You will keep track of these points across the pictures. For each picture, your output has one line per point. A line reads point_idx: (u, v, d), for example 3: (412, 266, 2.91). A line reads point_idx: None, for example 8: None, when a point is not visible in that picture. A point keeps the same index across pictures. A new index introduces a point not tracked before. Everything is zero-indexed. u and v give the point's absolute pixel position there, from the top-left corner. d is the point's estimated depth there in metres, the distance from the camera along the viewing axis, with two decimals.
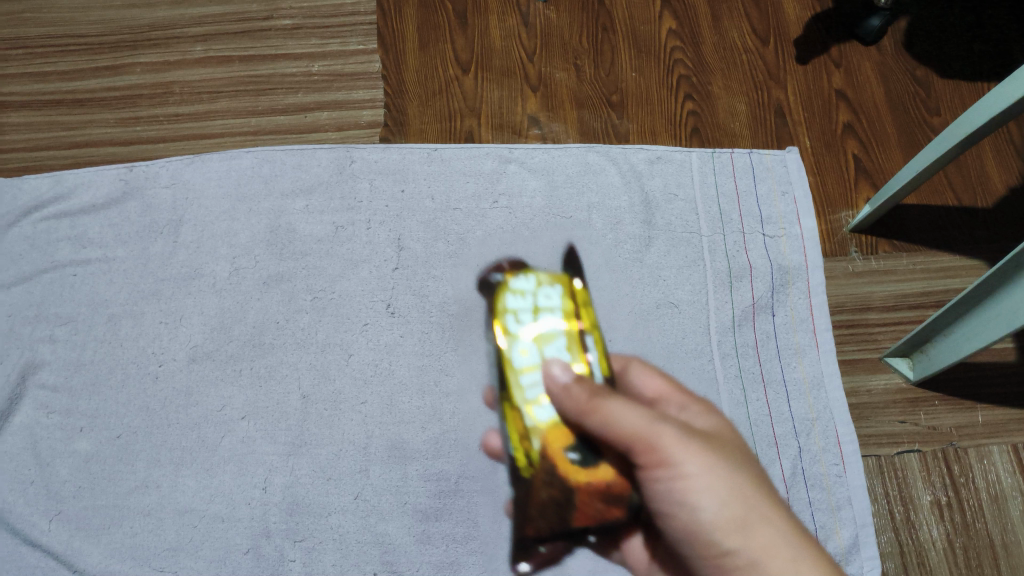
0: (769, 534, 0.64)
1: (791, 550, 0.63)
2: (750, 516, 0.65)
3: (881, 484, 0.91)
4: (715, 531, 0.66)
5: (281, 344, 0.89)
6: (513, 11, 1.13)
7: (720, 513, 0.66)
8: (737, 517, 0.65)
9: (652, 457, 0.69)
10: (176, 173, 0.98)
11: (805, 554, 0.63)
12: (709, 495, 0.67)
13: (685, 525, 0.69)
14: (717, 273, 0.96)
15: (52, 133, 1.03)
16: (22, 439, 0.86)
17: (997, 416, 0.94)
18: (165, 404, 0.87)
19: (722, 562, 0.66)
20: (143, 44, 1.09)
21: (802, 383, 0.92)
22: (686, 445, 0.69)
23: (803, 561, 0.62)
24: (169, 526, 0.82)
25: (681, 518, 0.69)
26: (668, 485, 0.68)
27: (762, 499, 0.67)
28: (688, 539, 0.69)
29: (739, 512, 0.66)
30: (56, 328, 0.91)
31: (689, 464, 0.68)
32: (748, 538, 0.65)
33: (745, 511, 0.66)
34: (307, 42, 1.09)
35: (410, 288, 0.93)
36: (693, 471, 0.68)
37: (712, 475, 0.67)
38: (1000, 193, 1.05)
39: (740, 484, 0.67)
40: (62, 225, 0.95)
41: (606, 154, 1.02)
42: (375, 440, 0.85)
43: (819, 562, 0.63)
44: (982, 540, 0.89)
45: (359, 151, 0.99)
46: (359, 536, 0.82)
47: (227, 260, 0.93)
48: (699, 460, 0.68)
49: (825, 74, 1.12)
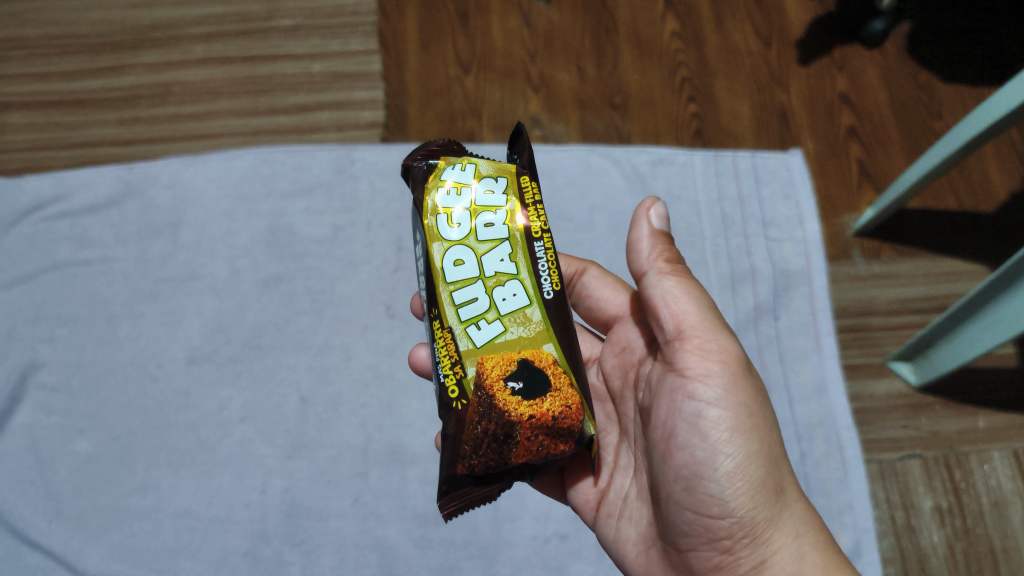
0: (781, 502, 0.56)
1: (796, 524, 0.56)
2: (774, 484, 0.56)
3: (882, 488, 0.91)
4: (728, 483, 0.55)
5: (280, 346, 0.89)
6: (515, 12, 1.13)
7: (740, 467, 0.55)
8: (757, 475, 0.55)
9: (697, 372, 0.57)
10: (176, 173, 0.97)
11: (809, 533, 0.56)
12: (740, 442, 0.55)
13: (700, 465, 0.56)
14: (720, 277, 0.96)
15: (52, 132, 1.02)
16: (21, 439, 0.85)
17: (998, 421, 0.94)
18: (164, 405, 0.86)
19: (715, 518, 0.56)
20: (144, 44, 1.08)
21: (805, 387, 0.91)
22: (734, 382, 0.56)
23: (803, 541, 0.56)
24: (168, 528, 0.81)
25: (698, 456, 0.56)
26: (695, 412, 0.56)
27: (794, 479, 0.58)
28: (686, 475, 0.56)
29: (760, 470, 0.56)
30: (55, 328, 0.90)
31: (730, 398, 0.56)
32: (756, 508, 0.55)
33: (766, 473, 0.56)
34: (308, 42, 1.09)
35: (410, 290, 0.92)
36: (734, 422, 0.56)
37: (754, 428, 0.56)
38: (1003, 198, 1.05)
39: (772, 444, 0.57)
40: (62, 224, 0.95)
41: (608, 156, 1.01)
42: (375, 443, 0.85)
43: (819, 550, 0.56)
44: (983, 545, 0.88)
45: (359, 152, 0.99)
46: (358, 539, 0.81)
47: (226, 260, 0.93)
48: (744, 402, 0.56)
49: (828, 77, 1.11)
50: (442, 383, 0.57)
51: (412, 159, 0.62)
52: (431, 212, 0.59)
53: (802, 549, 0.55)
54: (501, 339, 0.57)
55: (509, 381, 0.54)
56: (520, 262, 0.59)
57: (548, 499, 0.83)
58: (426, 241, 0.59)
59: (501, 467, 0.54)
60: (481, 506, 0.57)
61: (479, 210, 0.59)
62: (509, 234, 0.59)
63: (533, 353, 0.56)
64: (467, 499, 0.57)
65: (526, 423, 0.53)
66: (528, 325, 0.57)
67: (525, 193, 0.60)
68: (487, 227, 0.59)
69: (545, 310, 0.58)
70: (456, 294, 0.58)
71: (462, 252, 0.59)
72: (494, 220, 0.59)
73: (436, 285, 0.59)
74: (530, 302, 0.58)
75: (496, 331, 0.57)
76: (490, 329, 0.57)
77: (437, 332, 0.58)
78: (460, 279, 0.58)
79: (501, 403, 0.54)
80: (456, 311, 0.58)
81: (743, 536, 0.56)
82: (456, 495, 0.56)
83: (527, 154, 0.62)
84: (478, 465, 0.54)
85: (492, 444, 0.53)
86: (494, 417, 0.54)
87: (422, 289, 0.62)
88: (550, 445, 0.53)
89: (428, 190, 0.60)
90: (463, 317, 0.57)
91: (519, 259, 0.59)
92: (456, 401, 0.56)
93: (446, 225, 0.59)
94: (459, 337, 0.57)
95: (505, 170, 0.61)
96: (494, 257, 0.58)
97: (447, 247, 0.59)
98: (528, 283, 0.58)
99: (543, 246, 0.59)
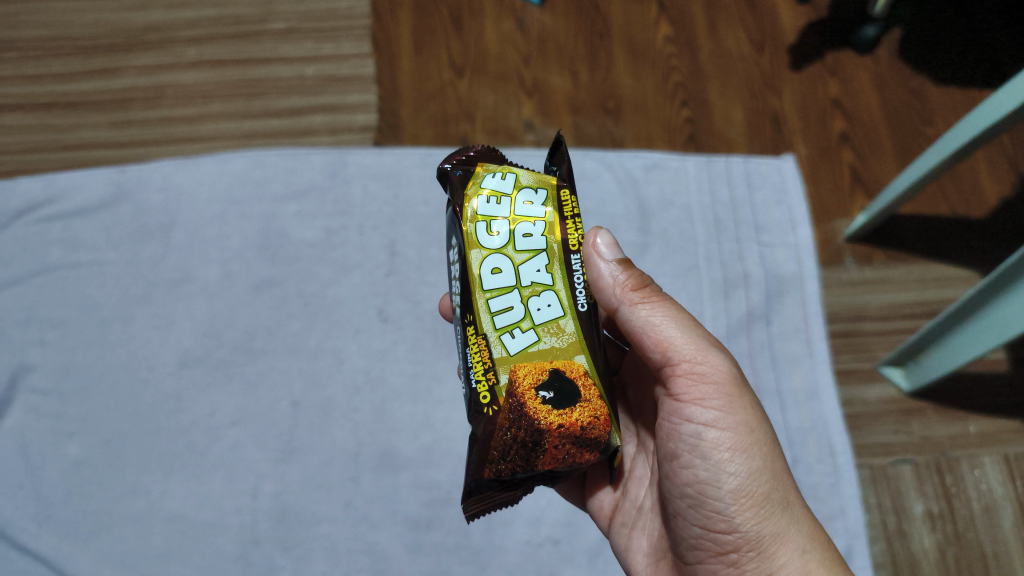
0: (785, 519, 0.56)
1: (802, 539, 0.56)
2: (779, 500, 0.56)
3: (873, 494, 0.91)
4: (731, 501, 0.55)
5: (271, 350, 0.88)
6: (509, 16, 1.13)
7: (743, 484, 0.56)
8: (760, 492, 0.56)
9: (693, 396, 0.57)
10: (168, 176, 0.96)
11: (815, 547, 0.56)
12: (742, 460, 0.56)
13: (703, 485, 0.56)
14: (713, 282, 0.96)
15: (44, 135, 1.02)
16: (11, 443, 0.84)
17: (989, 426, 0.94)
18: (155, 409, 0.86)
19: (721, 534, 0.56)
20: (136, 47, 1.08)
21: (797, 393, 0.91)
22: (732, 402, 0.57)
23: (810, 555, 0.55)
24: (158, 532, 0.81)
25: (700, 475, 0.56)
26: (694, 434, 0.57)
27: (799, 494, 0.57)
28: (691, 494, 0.57)
29: (764, 487, 0.56)
30: (46, 332, 0.89)
31: (729, 418, 0.56)
32: (761, 523, 0.56)
33: (769, 489, 0.56)
34: (301, 46, 1.09)
35: (402, 295, 0.92)
36: (735, 441, 0.56)
37: (754, 446, 0.56)
38: (993, 203, 1.05)
39: (774, 460, 0.57)
40: (54, 227, 0.94)
41: (601, 161, 1.01)
42: (366, 447, 0.84)
43: (825, 561, 0.56)
44: (974, 550, 0.88)
45: (352, 156, 0.98)
46: (349, 544, 0.81)
47: (218, 264, 0.92)
48: (744, 422, 0.57)
49: (821, 83, 1.12)
50: (472, 386, 0.57)
51: (448, 164, 0.61)
52: (471, 220, 0.58)
53: (808, 563, 0.55)
54: (534, 349, 0.56)
55: (540, 390, 0.55)
56: (557, 274, 0.58)
57: (540, 504, 0.83)
58: (464, 247, 0.58)
59: (527, 473, 0.55)
60: (502, 508, 0.59)
61: (518, 220, 0.58)
62: (547, 245, 0.58)
63: (565, 364, 0.56)
64: (488, 502, 0.58)
65: (554, 432, 0.54)
66: (561, 336, 0.57)
67: (565, 205, 0.59)
68: (525, 237, 0.58)
69: (578, 322, 0.57)
70: (492, 303, 0.57)
71: (500, 260, 0.57)
72: (532, 230, 0.58)
73: (472, 292, 0.58)
74: (564, 314, 0.57)
75: (529, 341, 0.57)
76: (524, 339, 0.57)
77: (470, 339, 0.58)
78: (497, 288, 0.57)
79: (531, 411, 0.54)
80: (491, 319, 0.57)
81: (749, 549, 0.56)
82: (479, 496, 0.57)
83: (566, 165, 0.60)
84: (504, 470, 0.55)
85: (520, 451, 0.54)
86: (524, 425, 0.54)
87: (454, 294, 0.61)
88: (577, 453, 0.54)
89: (469, 198, 0.59)
90: (498, 325, 0.57)
91: (556, 271, 0.58)
92: (489, 407, 0.56)
93: (485, 233, 0.58)
94: (493, 344, 0.57)
95: (545, 181, 0.59)
96: (532, 267, 0.57)
97: (485, 255, 0.57)
98: (562, 296, 0.57)
99: (578, 259, 0.58)
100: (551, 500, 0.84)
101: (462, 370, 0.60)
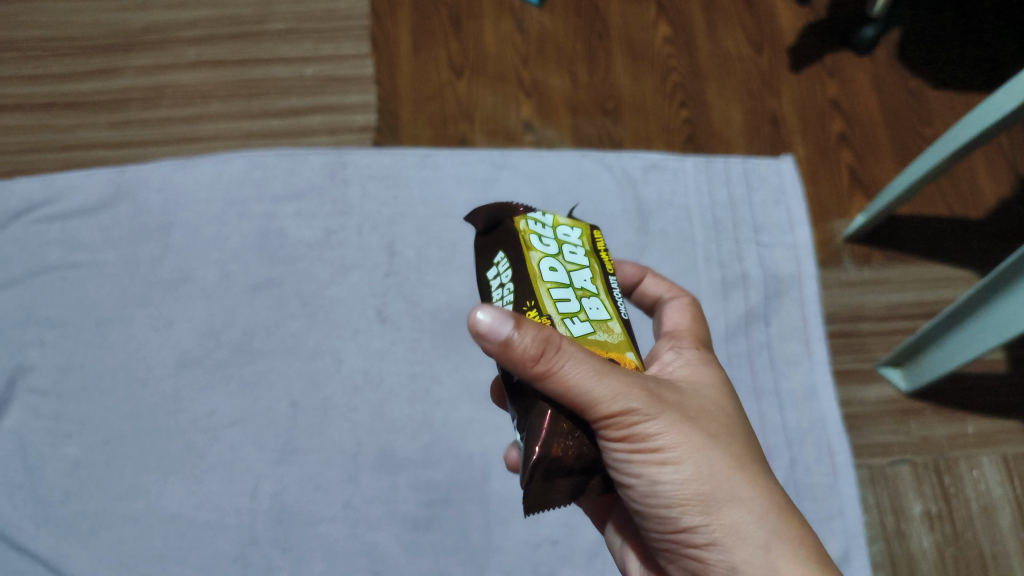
0: (739, 515, 0.49)
1: (764, 533, 0.49)
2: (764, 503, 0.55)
3: (872, 494, 0.91)
4: (674, 505, 0.50)
5: (270, 350, 0.88)
6: (508, 17, 1.13)
7: None
8: (703, 494, 0.49)
9: None
10: (167, 176, 0.96)
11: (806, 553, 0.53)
12: None
13: (644, 498, 0.51)
14: (711, 282, 0.96)
15: (43, 135, 1.02)
16: (9, 443, 0.84)
17: (987, 426, 0.94)
18: (153, 409, 0.86)
19: (682, 538, 0.51)
20: (135, 47, 1.08)
21: (795, 393, 0.91)
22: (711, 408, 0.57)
23: (778, 552, 0.49)
24: (157, 532, 0.81)
25: None
26: None
27: (751, 486, 0.50)
28: None
29: (704, 488, 0.49)
30: (45, 332, 0.89)
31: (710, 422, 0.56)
32: None
33: (713, 489, 0.49)
34: (300, 46, 1.09)
35: (401, 295, 0.92)
36: None
37: (688, 450, 0.50)
38: (992, 204, 1.05)
39: (713, 458, 0.50)
40: (53, 227, 0.94)
41: (600, 161, 1.01)
42: (365, 448, 0.85)
43: (796, 556, 0.49)
44: (972, 551, 0.88)
45: (351, 156, 0.98)
46: (347, 545, 0.81)
47: (217, 264, 0.92)
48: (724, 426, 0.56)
49: (819, 83, 1.12)
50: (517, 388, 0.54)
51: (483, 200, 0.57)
52: (524, 231, 0.54)
53: (779, 562, 0.48)
54: (591, 339, 0.51)
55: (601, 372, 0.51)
56: (603, 288, 0.55)
57: None
58: (517, 250, 0.53)
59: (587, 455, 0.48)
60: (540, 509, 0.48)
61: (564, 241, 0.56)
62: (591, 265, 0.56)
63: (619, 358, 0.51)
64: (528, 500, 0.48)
65: None
66: (612, 333, 0.52)
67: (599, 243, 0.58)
68: (573, 253, 0.55)
69: (624, 325, 0.54)
70: (551, 290, 0.51)
71: (555, 263, 0.53)
72: (576, 250, 0.56)
73: (529, 280, 0.52)
74: (610, 317, 0.53)
75: (586, 330, 0.51)
76: (582, 328, 0.51)
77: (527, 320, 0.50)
78: (556, 282, 0.52)
79: None
80: (552, 305, 0.51)
81: None
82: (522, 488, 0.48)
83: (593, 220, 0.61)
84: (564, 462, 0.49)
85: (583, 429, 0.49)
86: None
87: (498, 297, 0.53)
88: None
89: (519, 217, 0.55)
90: (559, 311, 0.51)
91: (600, 285, 0.55)
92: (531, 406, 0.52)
93: (538, 240, 0.54)
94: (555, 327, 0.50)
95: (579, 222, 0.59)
96: (581, 276, 0.54)
97: (542, 256, 0.53)
98: (608, 303, 0.54)
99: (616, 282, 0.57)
100: None
101: None
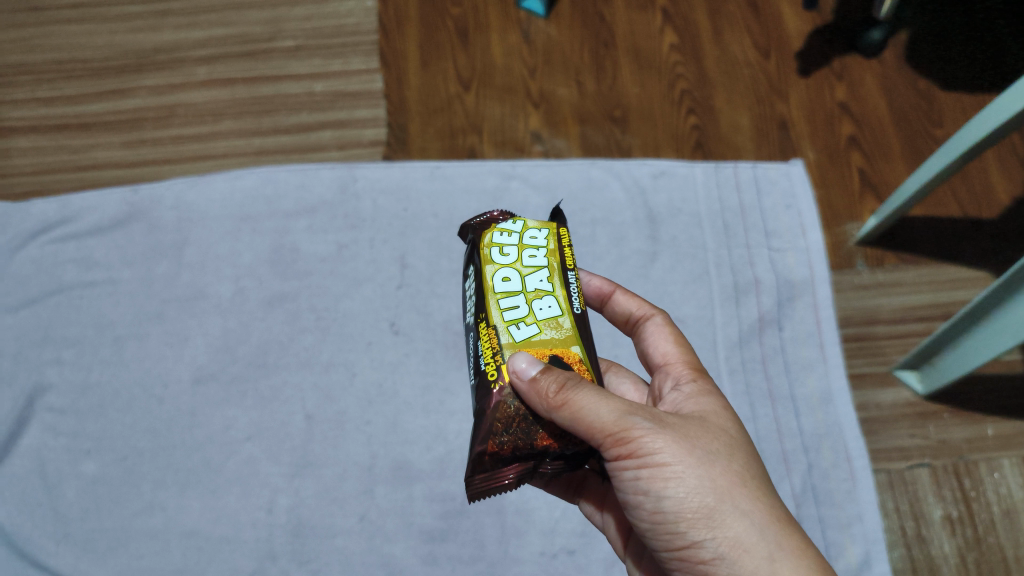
0: (743, 527, 0.51)
1: (768, 544, 0.50)
2: None
3: (892, 498, 0.90)
4: (680, 521, 0.52)
5: (284, 365, 0.89)
6: (514, 28, 1.14)
7: None
8: (707, 508, 0.51)
9: None
10: (180, 195, 0.97)
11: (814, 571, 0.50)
12: None
13: (651, 515, 0.53)
14: (723, 288, 0.95)
15: (57, 156, 1.03)
16: (28, 461, 0.85)
17: (1006, 428, 0.93)
18: (170, 426, 0.86)
19: (689, 555, 0.52)
20: (147, 67, 1.09)
21: (811, 398, 0.90)
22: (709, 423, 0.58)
23: (781, 563, 0.49)
24: (174, 548, 0.81)
25: None
26: None
27: (754, 499, 0.52)
28: None
29: (707, 501, 0.51)
30: (61, 350, 0.90)
31: None
32: None
33: (716, 502, 0.51)
34: (310, 63, 1.10)
35: (413, 307, 0.92)
36: None
37: (689, 465, 0.52)
38: (1004, 204, 1.05)
39: (717, 472, 0.52)
40: (68, 247, 0.95)
41: (609, 170, 1.01)
42: (380, 460, 0.85)
43: (800, 570, 0.50)
44: (995, 555, 0.87)
45: (361, 170, 0.99)
46: (364, 557, 0.80)
47: (230, 281, 0.93)
48: None
49: (827, 88, 1.12)
50: (481, 370, 0.55)
51: (466, 226, 0.64)
52: (484, 245, 0.60)
53: (782, 570, 0.49)
54: (536, 339, 0.55)
55: None
56: (559, 283, 0.57)
57: (555, 515, 0.83)
58: (478, 263, 0.59)
59: (529, 448, 0.53)
60: (527, 465, 0.54)
61: (524, 247, 0.59)
62: (549, 262, 0.58)
63: (562, 352, 0.55)
64: (527, 452, 0.54)
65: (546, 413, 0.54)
66: (560, 328, 0.56)
67: (565, 247, 0.60)
68: (533, 254, 0.59)
69: (575, 320, 0.57)
70: (501, 303, 0.56)
71: (510, 271, 0.58)
72: (538, 251, 0.59)
73: (484, 295, 0.57)
74: (562, 312, 0.56)
75: (532, 333, 0.55)
76: (526, 331, 0.55)
77: (480, 330, 0.57)
78: (506, 292, 0.57)
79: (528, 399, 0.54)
80: (499, 312, 0.56)
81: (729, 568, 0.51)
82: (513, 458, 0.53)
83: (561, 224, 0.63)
84: (507, 443, 0.53)
85: (523, 423, 0.53)
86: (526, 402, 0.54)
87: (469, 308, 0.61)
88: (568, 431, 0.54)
89: (485, 231, 0.61)
90: (506, 318, 0.56)
91: (556, 281, 0.58)
92: (495, 383, 0.54)
93: (498, 252, 0.59)
94: (500, 333, 0.55)
95: (548, 224, 0.61)
96: (537, 276, 0.57)
97: (497, 267, 0.58)
98: (561, 297, 0.57)
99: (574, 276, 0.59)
100: (566, 510, 0.83)
101: (474, 360, 0.58)
